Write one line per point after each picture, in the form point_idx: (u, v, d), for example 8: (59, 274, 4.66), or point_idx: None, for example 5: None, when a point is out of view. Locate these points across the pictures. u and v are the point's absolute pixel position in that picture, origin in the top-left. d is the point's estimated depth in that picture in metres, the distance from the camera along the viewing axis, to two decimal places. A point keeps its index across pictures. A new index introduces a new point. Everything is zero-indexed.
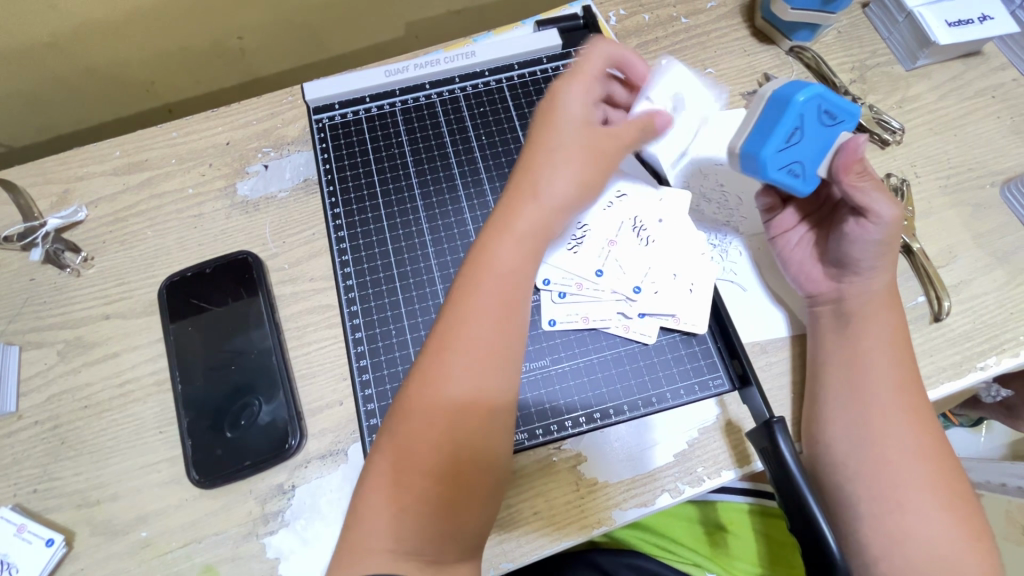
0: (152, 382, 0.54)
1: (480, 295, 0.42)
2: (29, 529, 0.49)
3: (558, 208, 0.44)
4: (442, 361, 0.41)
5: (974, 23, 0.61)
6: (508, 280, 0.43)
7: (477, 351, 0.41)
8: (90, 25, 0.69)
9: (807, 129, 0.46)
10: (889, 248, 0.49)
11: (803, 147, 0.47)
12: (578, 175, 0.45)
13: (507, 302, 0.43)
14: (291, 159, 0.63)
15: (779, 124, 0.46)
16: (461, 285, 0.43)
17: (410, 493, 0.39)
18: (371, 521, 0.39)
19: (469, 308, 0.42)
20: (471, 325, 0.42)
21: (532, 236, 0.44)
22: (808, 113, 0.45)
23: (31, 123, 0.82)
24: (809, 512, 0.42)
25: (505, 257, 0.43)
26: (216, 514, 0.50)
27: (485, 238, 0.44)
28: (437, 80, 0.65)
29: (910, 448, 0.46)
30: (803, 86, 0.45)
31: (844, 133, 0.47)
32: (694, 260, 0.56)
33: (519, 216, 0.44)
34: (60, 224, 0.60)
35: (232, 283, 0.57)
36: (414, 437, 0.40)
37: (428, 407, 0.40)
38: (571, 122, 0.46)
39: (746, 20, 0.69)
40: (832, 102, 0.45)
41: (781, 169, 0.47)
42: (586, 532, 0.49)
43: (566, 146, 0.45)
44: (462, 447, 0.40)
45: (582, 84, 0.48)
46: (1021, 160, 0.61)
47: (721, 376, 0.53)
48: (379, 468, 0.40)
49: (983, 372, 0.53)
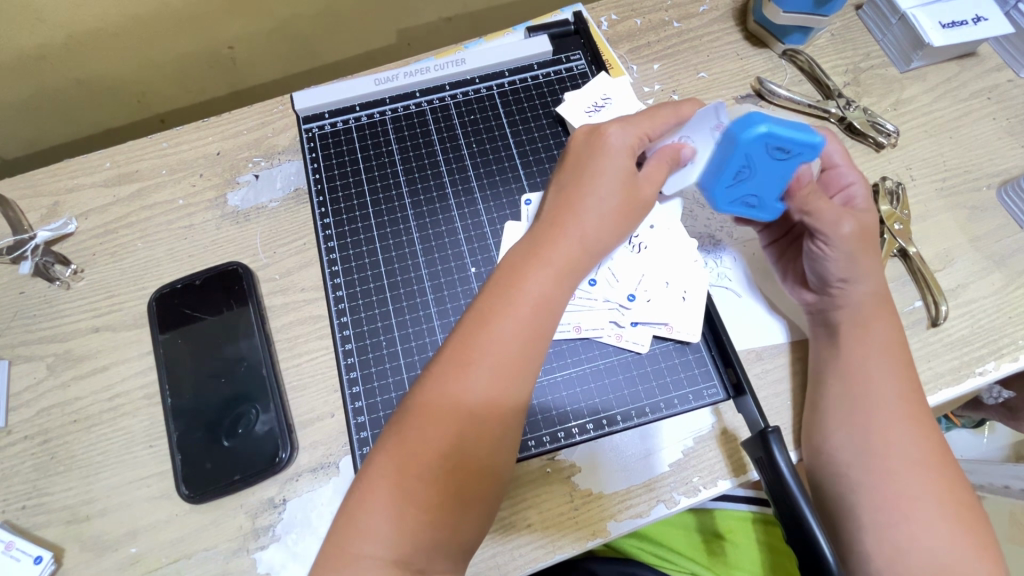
0: (142, 396, 0.54)
1: (512, 316, 0.42)
2: (16, 546, 0.48)
3: (592, 244, 0.45)
4: (465, 372, 0.40)
5: (966, 25, 0.61)
6: (539, 308, 0.42)
7: (503, 373, 0.41)
8: (79, 36, 0.69)
9: (755, 167, 0.48)
10: (857, 261, 0.49)
11: (755, 182, 0.49)
12: (613, 213, 0.46)
13: (538, 332, 0.42)
14: (281, 169, 0.63)
15: (725, 165, 0.49)
16: (491, 300, 0.43)
17: (406, 495, 0.38)
18: (358, 522, 0.38)
19: (500, 328, 0.41)
20: (498, 345, 0.41)
21: (568, 269, 0.44)
22: (753, 152, 0.47)
23: (23, 134, 0.81)
24: (805, 525, 0.42)
25: (540, 283, 0.43)
26: (206, 529, 0.49)
27: (521, 260, 0.44)
28: (427, 88, 0.65)
29: (908, 458, 0.45)
30: (750, 124, 0.46)
31: (801, 164, 0.48)
32: (687, 268, 0.55)
33: (557, 247, 0.44)
34: (50, 237, 0.60)
35: (221, 294, 0.56)
36: (426, 441, 0.39)
37: (443, 416, 0.40)
38: (617, 157, 0.47)
39: (739, 24, 0.68)
40: (779, 139, 0.46)
41: (733, 202, 0.51)
42: (580, 545, 0.48)
43: (606, 180, 0.46)
44: (472, 460, 0.40)
45: (636, 127, 0.48)
46: (1017, 162, 0.61)
47: (716, 386, 0.52)
48: (375, 471, 0.39)
49: (982, 378, 0.52)
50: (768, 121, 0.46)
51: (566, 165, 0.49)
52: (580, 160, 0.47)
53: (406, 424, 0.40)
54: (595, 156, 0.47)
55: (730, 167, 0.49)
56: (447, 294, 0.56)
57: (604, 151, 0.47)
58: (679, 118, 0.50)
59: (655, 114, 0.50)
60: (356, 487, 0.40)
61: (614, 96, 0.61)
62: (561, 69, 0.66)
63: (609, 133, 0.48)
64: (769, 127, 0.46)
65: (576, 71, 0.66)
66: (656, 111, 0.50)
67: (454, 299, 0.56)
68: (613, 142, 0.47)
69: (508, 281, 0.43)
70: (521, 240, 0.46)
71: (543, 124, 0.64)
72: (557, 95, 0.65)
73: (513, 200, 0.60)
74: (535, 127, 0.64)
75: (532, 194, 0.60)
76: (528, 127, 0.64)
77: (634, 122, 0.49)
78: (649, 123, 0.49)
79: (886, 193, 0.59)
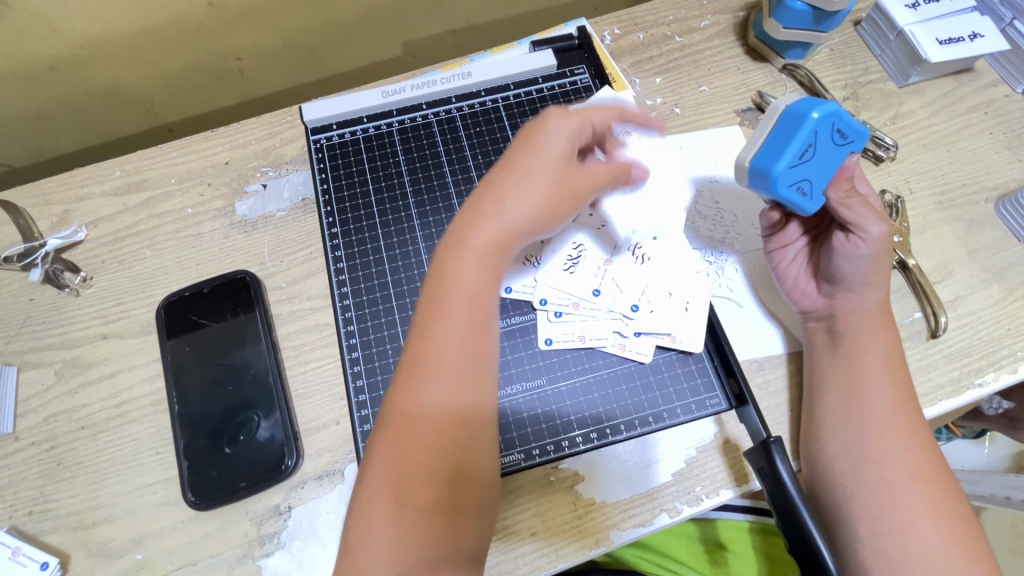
0: (149, 403, 0.54)
1: (449, 316, 0.43)
2: (23, 552, 0.48)
3: (520, 229, 0.46)
4: (421, 386, 0.41)
5: (964, 41, 0.62)
6: (475, 297, 0.44)
7: (454, 372, 0.42)
8: (91, 47, 0.71)
9: (820, 147, 0.46)
10: (880, 263, 0.50)
11: (815, 164, 0.47)
12: (541, 197, 0.46)
13: (481, 321, 0.44)
14: (288, 178, 0.64)
15: (795, 139, 0.46)
16: (428, 307, 0.44)
17: (407, 515, 0.39)
18: (365, 550, 0.39)
19: (440, 332, 0.42)
20: (441, 346, 0.42)
21: (495, 256, 0.45)
22: (822, 130, 0.46)
23: (34, 143, 0.82)
24: (807, 535, 0.42)
25: (470, 275, 0.44)
26: (211, 536, 0.50)
27: (447, 259, 0.44)
28: (434, 100, 0.66)
29: (907, 469, 0.46)
30: (820, 103, 0.45)
31: (851, 154, 0.48)
32: (689, 279, 0.56)
33: (481, 238, 0.45)
34: (60, 244, 0.60)
35: (229, 303, 0.57)
36: (406, 458, 0.40)
37: (414, 432, 0.41)
38: (540, 146, 0.47)
39: (739, 38, 0.69)
40: (844, 120, 0.46)
41: (793, 186, 0.47)
42: (583, 553, 0.49)
43: (534, 173, 0.46)
44: (450, 463, 0.41)
45: (569, 117, 0.49)
46: (1014, 176, 0.62)
47: (718, 396, 0.53)
48: (376, 494, 0.40)
49: (981, 389, 0.53)
50: (833, 104, 0.46)
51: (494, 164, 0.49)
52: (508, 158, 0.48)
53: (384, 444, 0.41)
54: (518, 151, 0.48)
55: (797, 143, 0.46)
56: None
57: (525, 145, 0.48)
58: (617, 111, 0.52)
59: (593, 107, 0.51)
60: (359, 502, 0.40)
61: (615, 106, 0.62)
62: (566, 83, 0.67)
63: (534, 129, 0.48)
64: (839, 108, 0.45)
65: (580, 85, 0.67)
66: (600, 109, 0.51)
67: None
68: (547, 133, 0.48)
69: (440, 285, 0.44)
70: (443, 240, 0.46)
71: None
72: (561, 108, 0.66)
73: None
74: None
75: None
76: None
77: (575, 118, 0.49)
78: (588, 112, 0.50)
79: (885, 206, 0.60)
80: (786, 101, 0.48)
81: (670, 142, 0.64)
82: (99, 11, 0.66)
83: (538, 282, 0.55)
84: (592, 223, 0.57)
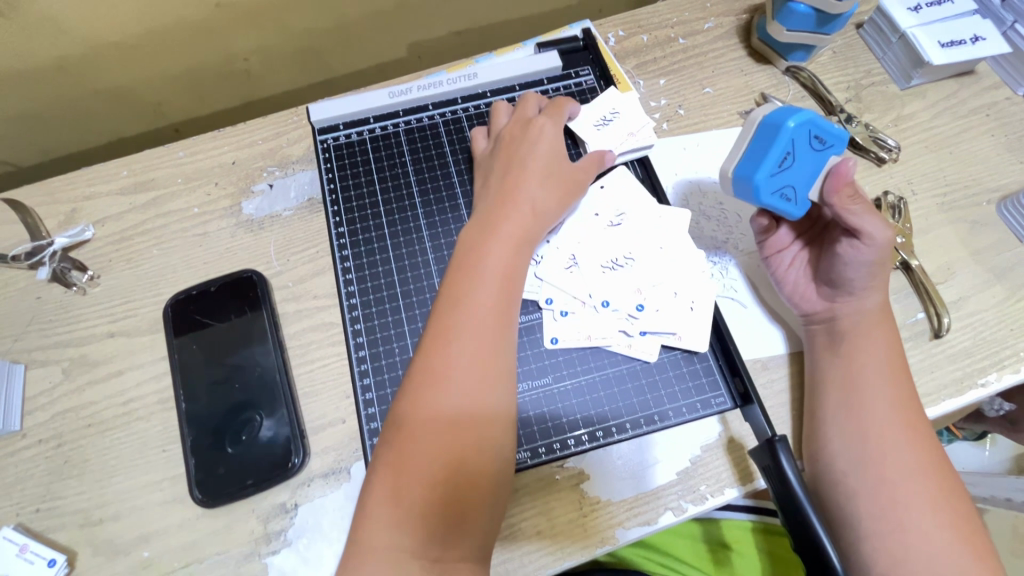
0: (155, 401, 0.54)
1: (478, 292, 0.47)
2: (30, 549, 0.49)
3: (538, 218, 0.52)
4: (449, 358, 0.44)
5: (967, 44, 0.63)
6: (503, 277, 0.48)
7: (483, 340, 0.45)
8: (98, 48, 0.71)
9: (798, 154, 0.48)
10: (880, 268, 0.50)
11: (795, 171, 0.49)
12: (552, 194, 0.54)
13: (504, 299, 0.48)
14: (295, 178, 0.64)
15: (773, 149, 0.48)
16: (457, 283, 0.48)
17: (417, 472, 0.41)
18: (376, 511, 0.40)
19: (471, 300, 0.46)
20: (470, 320, 0.46)
21: (521, 240, 0.51)
22: (799, 138, 0.48)
23: (41, 143, 0.83)
24: (812, 532, 0.42)
25: (499, 256, 0.49)
26: (217, 534, 0.50)
27: (479, 240, 0.50)
28: (440, 101, 0.67)
29: (911, 466, 0.46)
30: (797, 112, 0.47)
31: (832, 158, 0.50)
32: (694, 279, 0.56)
33: (508, 223, 0.51)
34: (67, 243, 0.61)
35: (236, 302, 0.57)
36: (429, 417, 0.42)
37: (437, 404, 0.43)
38: (542, 149, 0.56)
39: (743, 41, 0.70)
40: (820, 127, 0.48)
41: (774, 193, 0.49)
42: (589, 551, 0.49)
43: (539, 171, 0.55)
44: (470, 425, 0.43)
45: (541, 122, 0.58)
46: (1015, 178, 0.62)
47: (723, 395, 0.53)
48: (387, 458, 0.42)
49: (984, 389, 0.53)
50: (808, 112, 0.48)
51: (504, 163, 0.56)
52: (511, 157, 0.56)
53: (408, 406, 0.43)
54: (529, 151, 0.56)
55: (775, 152, 0.48)
56: None
57: (533, 147, 0.56)
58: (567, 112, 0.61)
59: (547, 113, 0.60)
60: (370, 489, 0.42)
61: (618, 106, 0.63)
62: (571, 84, 0.67)
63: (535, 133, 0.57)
64: (815, 116, 0.48)
65: (585, 86, 0.67)
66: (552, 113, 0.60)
67: None
68: (541, 133, 0.57)
69: (471, 261, 0.49)
70: (471, 229, 0.51)
71: None
72: None
73: None
74: None
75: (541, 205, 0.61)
76: None
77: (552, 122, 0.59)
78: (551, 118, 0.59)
79: (888, 207, 0.60)
80: (764, 112, 0.50)
81: (673, 144, 0.64)
82: (108, 12, 0.67)
83: (543, 281, 0.56)
84: (597, 224, 0.58)
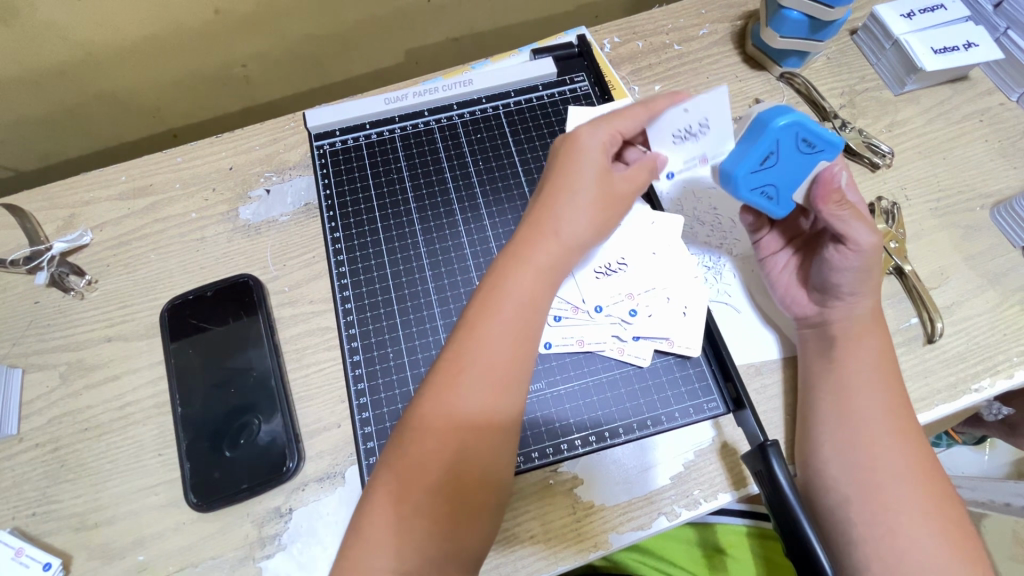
0: (152, 405, 0.55)
1: (497, 320, 0.44)
2: (26, 553, 0.49)
3: (572, 246, 0.48)
4: (458, 383, 0.42)
5: (959, 51, 0.63)
6: (526, 307, 0.45)
7: (497, 377, 0.43)
8: (100, 55, 0.72)
9: (782, 154, 0.48)
10: (870, 274, 0.50)
11: (778, 171, 0.49)
12: (590, 215, 0.48)
13: (525, 330, 0.44)
14: (291, 184, 0.64)
15: (754, 148, 0.48)
16: (479, 310, 0.45)
17: (412, 506, 0.40)
18: (373, 523, 0.40)
19: (490, 334, 0.43)
20: (485, 349, 0.43)
21: (551, 270, 0.47)
22: (784, 139, 0.47)
23: (41, 148, 0.83)
24: (803, 538, 0.42)
25: (524, 285, 0.45)
26: (213, 538, 0.50)
27: (506, 266, 0.46)
28: (436, 107, 0.67)
29: (904, 471, 0.46)
30: (783, 113, 0.46)
31: (824, 162, 0.48)
32: (687, 284, 0.56)
33: (538, 249, 0.47)
34: (65, 248, 0.61)
35: (232, 306, 0.58)
36: (429, 452, 0.41)
37: (442, 426, 0.41)
38: (593, 161, 0.49)
39: (737, 47, 0.70)
40: (810, 130, 0.46)
41: (754, 190, 0.50)
42: (582, 556, 0.49)
43: (580, 191, 0.48)
44: (473, 465, 0.41)
45: (607, 125, 0.49)
46: (1009, 183, 0.62)
47: (715, 400, 0.53)
48: (382, 486, 0.41)
49: (977, 395, 0.53)
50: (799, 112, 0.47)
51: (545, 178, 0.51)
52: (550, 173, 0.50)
53: (409, 436, 0.42)
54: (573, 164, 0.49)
55: (757, 151, 0.48)
56: (453, 307, 0.57)
57: (581, 160, 0.49)
58: (652, 114, 0.50)
59: (625, 112, 0.50)
60: (362, 502, 0.41)
61: (715, 129, 0.49)
62: (566, 90, 0.68)
63: (584, 140, 0.50)
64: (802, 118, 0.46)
65: (580, 92, 0.68)
66: (626, 110, 0.50)
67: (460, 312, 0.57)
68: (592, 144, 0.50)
69: (493, 288, 0.45)
70: (501, 251, 0.48)
71: (548, 142, 0.65)
72: (562, 116, 0.66)
73: (517, 215, 0.62)
74: (539, 146, 0.65)
75: None
76: (534, 146, 0.65)
77: (612, 126, 0.50)
78: (620, 120, 0.50)
79: (881, 212, 0.60)
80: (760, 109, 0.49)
81: None
82: (108, 19, 0.68)
83: None
84: None
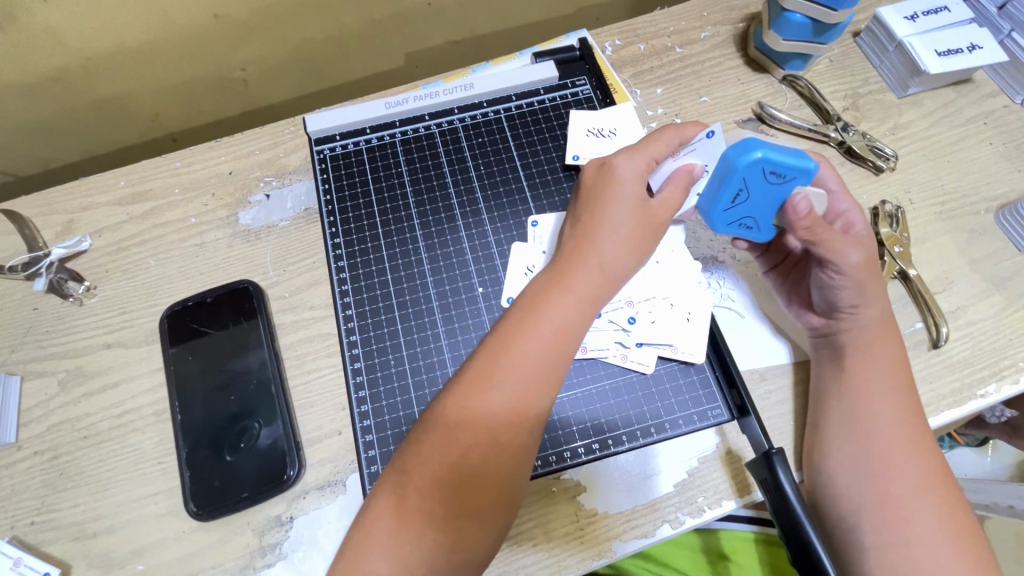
0: (152, 412, 0.54)
1: (531, 343, 0.42)
2: (24, 563, 0.48)
3: (612, 274, 0.45)
4: (484, 398, 0.41)
5: (963, 53, 0.63)
6: (561, 336, 0.43)
7: (523, 398, 0.41)
8: (99, 60, 0.72)
9: (752, 190, 0.48)
10: (867, 286, 0.50)
11: (753, 205, 0.50)
12: (629, 244, 0.45)
13: (558, 359, 0.43)
14: (291, 188, 0.64)
15: (722, 190, 0.49)
16: (512, 325, 0.43)
17: (419, 515, 0.40)
18: (381, 515, 0.40)
19: (518, 354, 0.42)
20: (514, 372, 0.41)
21: (588, 299, 0.44)
22: (751, 177, 0.47)
23: (40, 152, 0.83)
24: (810, 548, 0.42)
25: (562, 312, 0.43)
26: (213, 547, 0.50)
27: (541, 288, 0.44)
28: (437, 111, 0.67)
29: (912, 479, 0.46)
30: (746, 151, 0.46)
31: (797, 188, 0.48)
32: (690, 290, 0.56)
33: (578, 275, 0.44)
34: (64, 254, 0.61)
35: (232, 312, 0.57)
36: (442, 462, 0.40)
37: (461, 437, 0.41)
38: (629, 189, 0.47)
39: (739, 50, 0.70)
40: (775, 164, 0.46)
41: (731, 223, 0.52)
42: (587, 564, 0.49)
43: (620, 210, 0.46)
44: (488, 480, 0.41)
45: (642, 153, 0.49)
46: (1013, 186, 0.62)
47: (719, 407, 0.53)
48: (388, 488, 0.41)
49: (983, 400, 0.53)
50: (763, 147, 0.46)
51: (585, 190, 0.49)
52: (593, 190, 0.48)
53: (424, 446, 0.41)
54: (613, 185, 0.47)
55: (727, 192, 0.49)
56: (455, 313, 0.57)
57: (619, 183, 0.47)
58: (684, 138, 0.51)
59: (655, 138, 0.50)
60: (364, 511, 0.41)
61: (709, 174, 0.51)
62: (567, 94, 0.67)
63: (622, 164, 0.48)
64: (764, 153, 0.46)
65: (582, 96, 0.67)
66: (660, 133, 0.50)
67: (461, 318, 0.57)
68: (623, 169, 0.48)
69: (526, 309, 0.43)
70: (544, 266, 0.46)
71: (549, 147, 0.65)
72: (563, 119, 0.66)
73: (519, 221, 0.61)
74: (541, 150, 0.65)
75: (538, 215, 0.61)
76: (535, 150, 0.65)
77: (644, 154, 0.49)
78: (652, 147, 0.49)
79: (886, 216, 0.60)
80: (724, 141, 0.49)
81: None
82: (107, 25, 0.67)
83: None
84: None
